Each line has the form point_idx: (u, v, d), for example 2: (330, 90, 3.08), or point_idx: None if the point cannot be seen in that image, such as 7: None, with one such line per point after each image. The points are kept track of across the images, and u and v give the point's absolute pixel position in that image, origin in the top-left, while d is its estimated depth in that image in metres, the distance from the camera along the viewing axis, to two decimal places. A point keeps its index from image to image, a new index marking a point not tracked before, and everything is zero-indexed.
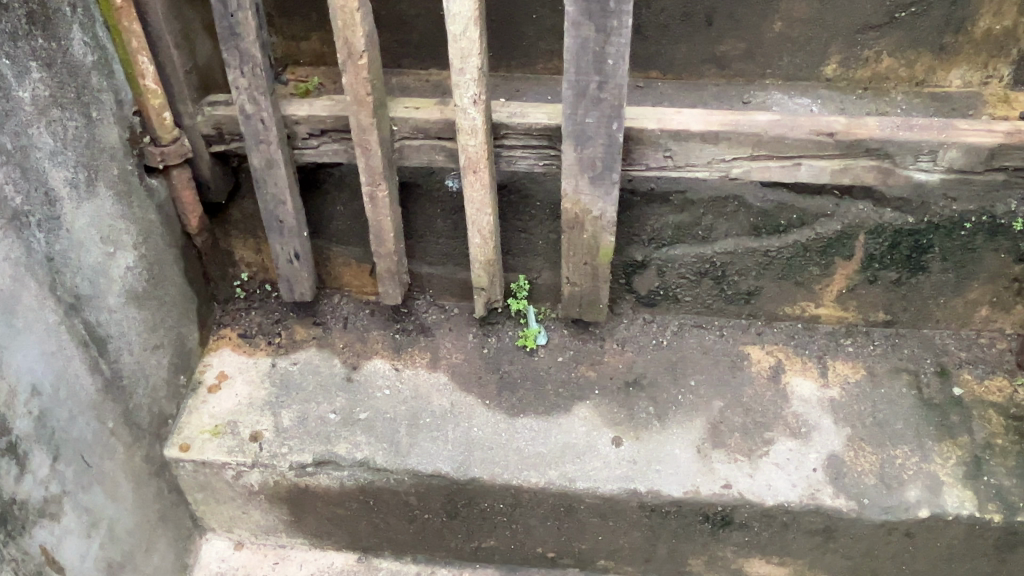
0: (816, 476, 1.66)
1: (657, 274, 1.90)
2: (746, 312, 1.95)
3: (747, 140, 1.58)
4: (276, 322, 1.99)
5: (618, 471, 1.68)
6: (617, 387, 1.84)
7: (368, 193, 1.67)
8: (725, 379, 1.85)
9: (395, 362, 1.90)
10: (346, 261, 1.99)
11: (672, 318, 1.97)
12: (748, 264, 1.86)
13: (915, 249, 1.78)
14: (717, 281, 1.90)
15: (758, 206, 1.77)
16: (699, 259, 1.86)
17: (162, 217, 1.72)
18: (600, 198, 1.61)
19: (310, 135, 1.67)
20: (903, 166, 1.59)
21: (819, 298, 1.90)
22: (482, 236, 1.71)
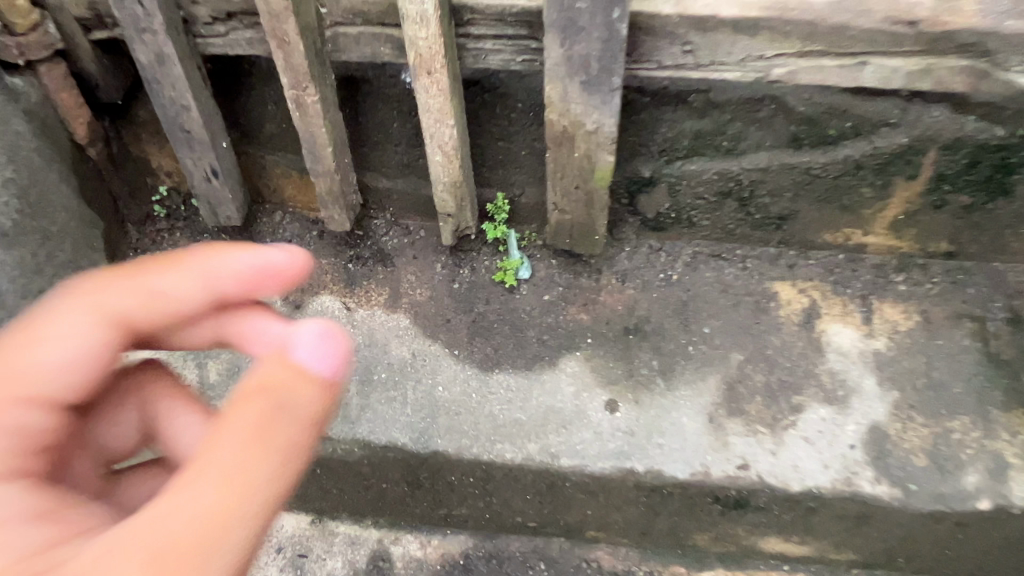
0: (853, 456, 1.36)
1: (668, 193, 1.53)
2: (775, 240, 1.59)
3: (796, 31, 1.16)
4: (205, 247, 1.64)
5: (611, 446, 1.38)
6: (614, 336, 1.51)
7: (293, 99, 1.28)
8: (747, 326, 1.51)
9: (346, 300, 1.57)
10: (286, 172, 1.61)
11: (685, 246, 1.61)
12: (782, 183, 1.48)
13: (999, 170, 1.39)
14: (743, 203, 1.53)
15: (802, 111, 1.37)
16: (721, 176, 1.48)
17: (34, 128, 1.35)
18: (596, 108, 1.22)
19: (213, 19, 1.26)
20: (1004, 68, 1.18)
21: (868, 225, 1.53)
22: (444, 153, 1.33)
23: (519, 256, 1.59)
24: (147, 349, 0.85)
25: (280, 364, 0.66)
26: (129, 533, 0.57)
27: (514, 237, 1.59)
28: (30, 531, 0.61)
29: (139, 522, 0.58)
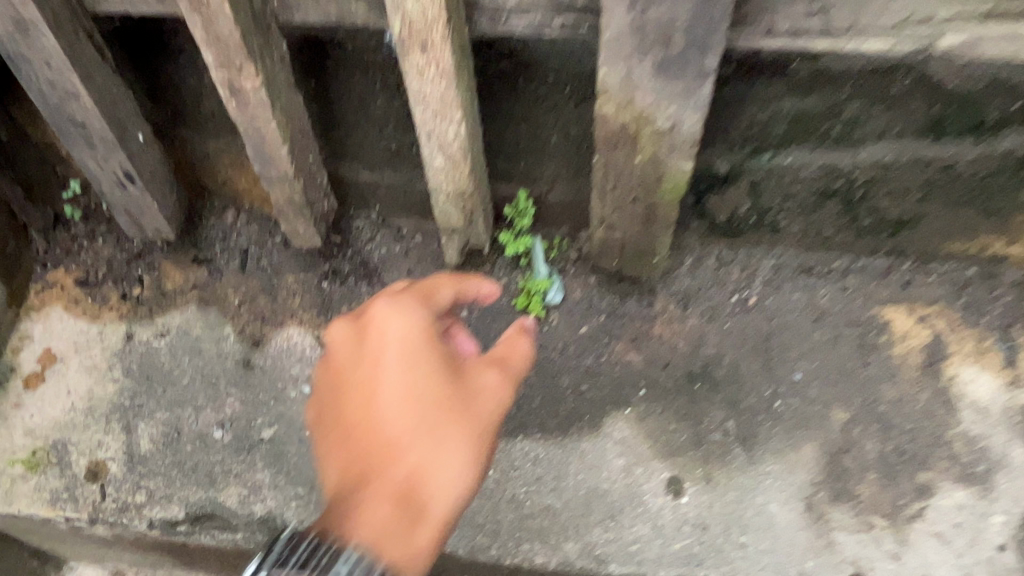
0: (1004, 561, 1.01)
1: (748, 192, 1.13)
2: (886, 248, 1.20)
3: None
4: (136, 260, 1.26)
5: (676, 547, 1.03)
6: (675, 385, 1.14)
7: (223, 82, 0.87)
8: (850, 371, 1.14)
9: (320, 334, 1.20)
10: (235, 162, 1.21)
11: (765, 256, 1.22)
12: (908, 180, 1.08)
13: None
14: (850, 206, 1.13)
15: (954, 89, 0.96)
16: (825, 171, 1.08)
17: None
18: (674, 98, 0.81)
19: None
20: None
21: (1017, 233, 1.14)
22: (447, 154, 0.93)
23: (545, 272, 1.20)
24: (389, 317, 0.82)
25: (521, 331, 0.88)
26: (467, 405, 0.81)
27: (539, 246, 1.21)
28: (394, 398, 0.80)
29: (485, 393, 0.82)
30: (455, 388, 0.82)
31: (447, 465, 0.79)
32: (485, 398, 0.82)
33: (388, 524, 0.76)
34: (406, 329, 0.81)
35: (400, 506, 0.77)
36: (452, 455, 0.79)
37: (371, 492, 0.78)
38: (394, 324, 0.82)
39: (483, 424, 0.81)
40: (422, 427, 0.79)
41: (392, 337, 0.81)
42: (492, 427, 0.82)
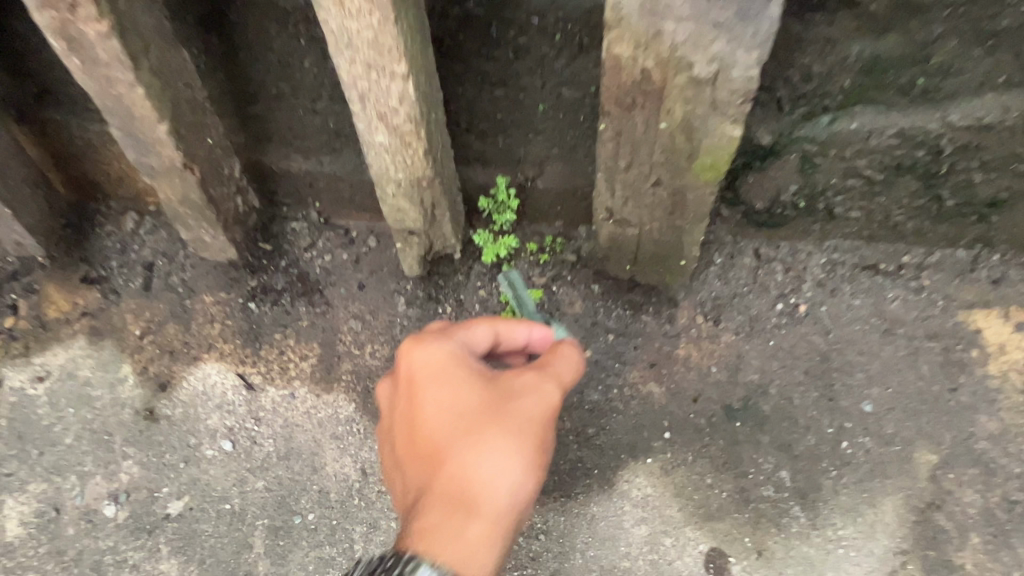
0: None
1: (798, 170, 0.87)
2: (974, 240, 0.93)
3: None
4: (9, 282, 0.97)
5: None
6: (709, 424, 0.87)
7: (56, 28, 0.60)
8: (936, 398, 0.88)
9: (244, 371, 0.92)
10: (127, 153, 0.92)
11: (814, 252, 0.95)
12: (1012, 149, 0.82)
13: None
14: (931, 184, 0.87)
15: None
16: (902, 138, 0.82)
17: None
18: (719, 27, 0.54)
19: None
20: None
21: None
22: (390, 127, 0.67)
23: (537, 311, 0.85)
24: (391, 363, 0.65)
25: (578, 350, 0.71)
26: (536, 373, 0.64)
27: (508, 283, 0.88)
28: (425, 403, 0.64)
29: (546, 404, 0.63)
30: (514, 397, 0.62)
31: (530, 468, 0.61)
32: (563, 361, 0.66)
33: (468, 536, 0.58)
34: (456, 349, 0.66)
35: (474, 514, 0.59)
36: (528, 449, 0.61)
37: (437, 518, 0.59)
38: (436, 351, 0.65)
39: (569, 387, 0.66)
40: (493, 422, 0.61)
41: (431, 367, 0.65)
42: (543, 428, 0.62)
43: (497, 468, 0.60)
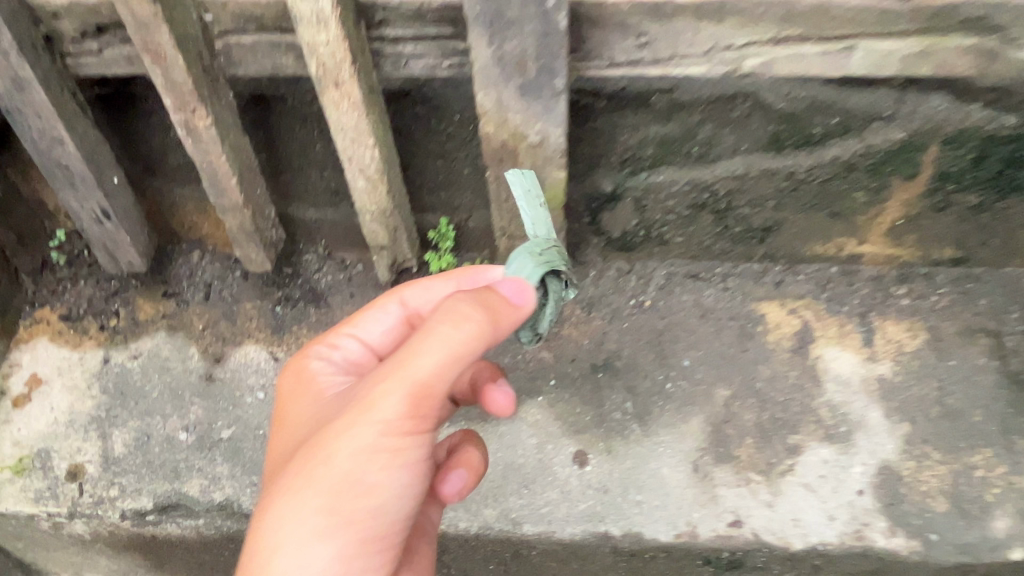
0: (862, 503, 1.17)
1: (634, 209, 1.34)
2: (759, 255, 1.40)
3: (771, 14, 0.97)
4: (113, 296, 1.43)
5: (582, 507, 1.19)
6: (581, 375, 1.31)
7: (182, 123, 1.08)
8: (732, 356, 1.32)
9: (273, 349, 1.37)
10: (199, 206, 1.39)
11: (658, 266, 1.42)
12: (763, 191, 1.29)
13: (1010, 163, 1.20)
14: (720, 216, 1.34)
15: (781, 109, 1.18)
16: (693, 186, 1.30)
17: None
18: (538, 116, 1.03)
19: (81, 34, 1.06)
20: (1017, 45, 0.99)
21: (862, 233, 1.35)
22: (366, 178, 1.15)
23: (537, 264, 0.83)
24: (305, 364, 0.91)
25: (494, 290, 0.78)
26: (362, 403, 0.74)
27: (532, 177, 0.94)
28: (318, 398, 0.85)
29: (358, 440, 0.73)
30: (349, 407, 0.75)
31: (327, 507, 0.73)
32: (411, 366, 0.72)
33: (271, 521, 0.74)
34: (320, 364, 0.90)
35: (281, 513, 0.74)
36: (321, 490, 0.73)
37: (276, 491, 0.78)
38: (322, 345, 0.91)
39: (424, 382, 0.72)
40: (305, 454, 0.75)
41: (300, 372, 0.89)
42: (369, 434, 0.73)
43: (289, 512, 0.73)
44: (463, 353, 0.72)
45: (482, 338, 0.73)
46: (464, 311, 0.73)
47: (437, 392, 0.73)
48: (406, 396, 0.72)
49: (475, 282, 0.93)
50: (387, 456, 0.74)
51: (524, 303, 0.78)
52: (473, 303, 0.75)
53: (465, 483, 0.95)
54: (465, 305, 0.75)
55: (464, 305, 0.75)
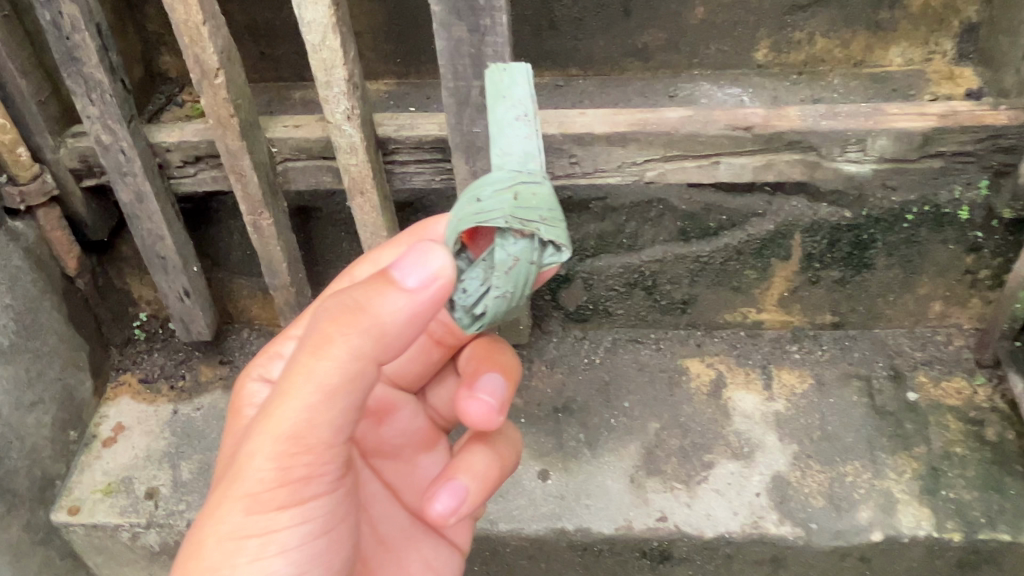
0: (759, 502, 1.52)
1: (584, 288, 1.76)
2: (684, 323, 1.81)
3: (659, 140, 1.44)
4: (182, 364, 1.84)
5: (544, 509, 1.54)
6: (545, 414, 1.69)
7: (252, 222, 1.52)
8: (662, 398, 1.71)
9: None
10: (251, 293, 1.83)
11: (606, 334, 1.83)
12: (679, 271, 1.71)
13: (856, 245, 1.62)
14: (649, 292, 1.75)
15: (684, 209, 1.61)
16: (626, 269, 1.71)
17: (32, 261, 1.58)
18: None
19: (185, 162, 1.52)
20: (830, 159, 1.45)
21: (759, 303, 1.76)
22: None
23: (505, 211, 0.74)
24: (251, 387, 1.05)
25: (388, 275, 0.77)
26: (231, 466, 0.83)
27: (527, 72, 0.81)
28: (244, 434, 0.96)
29: (222, 517, 0.82)
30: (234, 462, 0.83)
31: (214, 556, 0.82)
32: (268, 414, 0.80)
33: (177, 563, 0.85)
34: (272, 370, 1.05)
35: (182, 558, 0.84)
36: (209, 539, 0.82)
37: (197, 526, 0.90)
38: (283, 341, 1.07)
39: (293, 432, 0.80)
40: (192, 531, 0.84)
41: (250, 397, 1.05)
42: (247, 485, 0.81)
43: None
44: (321, 385, 0.78)
45: (338, 364, 0.78)
46: (315, 344, 0.78)
47: (301, 438, 0.81)
48: (279, 445, 0.81)
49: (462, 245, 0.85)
50: (256, 523, 0.83)
51: (414, 279, 0.76)
52: (335, 328, 0.77)
53: (456, 501, 1.06)
54: (325, 327, 0.78)
55: (315, 342, 0.78)
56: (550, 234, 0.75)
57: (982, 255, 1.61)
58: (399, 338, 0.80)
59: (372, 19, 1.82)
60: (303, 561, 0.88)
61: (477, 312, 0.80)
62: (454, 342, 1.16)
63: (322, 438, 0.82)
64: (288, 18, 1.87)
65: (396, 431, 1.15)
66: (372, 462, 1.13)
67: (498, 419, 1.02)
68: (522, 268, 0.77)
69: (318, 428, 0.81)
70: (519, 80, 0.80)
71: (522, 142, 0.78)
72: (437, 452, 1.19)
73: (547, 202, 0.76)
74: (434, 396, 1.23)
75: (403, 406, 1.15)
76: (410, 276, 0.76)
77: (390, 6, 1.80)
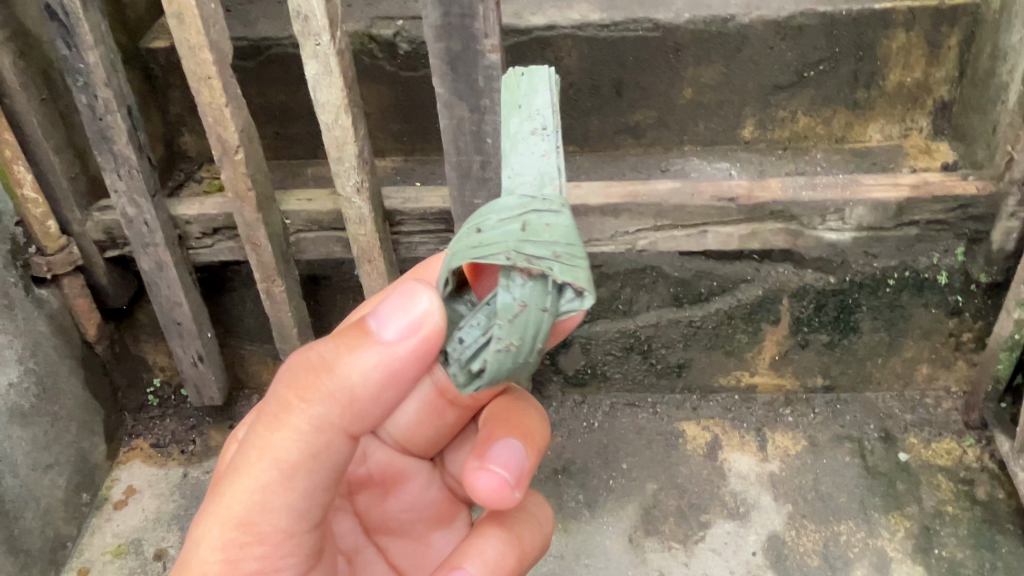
0: (756, 561, 1.55)
1: (582, 352, 1.82)
2: (679, 386, 1.87)
3: (649, 210, 1.53)
4: (193, 428, 1.90)
5: (544, 569, 1.57)
6: (545, 476, 1.74)
7: (265, 290, 1.60)
8: (659, 460, 1.75)
9: None
10: (262, 359, 1.90)
11: (604, 397, 1.89)
12: (673, 336, 1.77)
13: (842, 309, 1.69)
14: (645, 356, 1.81)
15: (676, 276, 1.68)
16: (623, 333, 1.78)
17: (55, 328, 1.65)
18: None
19: (203, 234, 1.62)
20: (812, 227, 1.54)
21: (752, 366, 1.82)
22: None
23: (511, 242, 0.69)
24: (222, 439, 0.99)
25: (361, 339, 0.73)
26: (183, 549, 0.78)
27: (547, 78, 0.79)
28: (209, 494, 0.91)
29: None
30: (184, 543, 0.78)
31: None
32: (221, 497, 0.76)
33: None
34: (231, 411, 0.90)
35: None
36: None
37: None
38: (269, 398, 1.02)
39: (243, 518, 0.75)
40: None
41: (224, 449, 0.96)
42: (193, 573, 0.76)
43: None
44: (283, 462, 0.73)
45: (305, 440, 0.73)
46: (277, 418, 0.73)
47: (256, 524, 0.75)
48: (227, 532, 0.75)
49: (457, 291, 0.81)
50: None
51: (398, 338, 0.71)
52: (303, 401, 0.72)
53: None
54: (292, 399, 0.73)
55: (280, 412, 0.73)
56: (562, 274, 0.69)
57: (964, 318, 1.68)
58: (374, 403, 0.75)
59: (380, 100, 1.94)
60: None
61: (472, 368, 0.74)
62: (468, 401, 0.99)
63: (278, 525, 0.77)
64: (302, 100, 1.99)
65: (403, 505, 1.02)
66: (376, 540, 1.01)
67: (512, 496, 0.83)
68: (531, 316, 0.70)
69: (278, 516, 0.76)
70: (539, 87, 0.78)
71: (539, 161, 0.75)
72: (453, 528, 1.06)
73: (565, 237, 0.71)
74: (450, 462, 1.06)
75: (414, 474, 1.03)
76: (391, 324, 0.71)
77: (398, 88, 1.92)
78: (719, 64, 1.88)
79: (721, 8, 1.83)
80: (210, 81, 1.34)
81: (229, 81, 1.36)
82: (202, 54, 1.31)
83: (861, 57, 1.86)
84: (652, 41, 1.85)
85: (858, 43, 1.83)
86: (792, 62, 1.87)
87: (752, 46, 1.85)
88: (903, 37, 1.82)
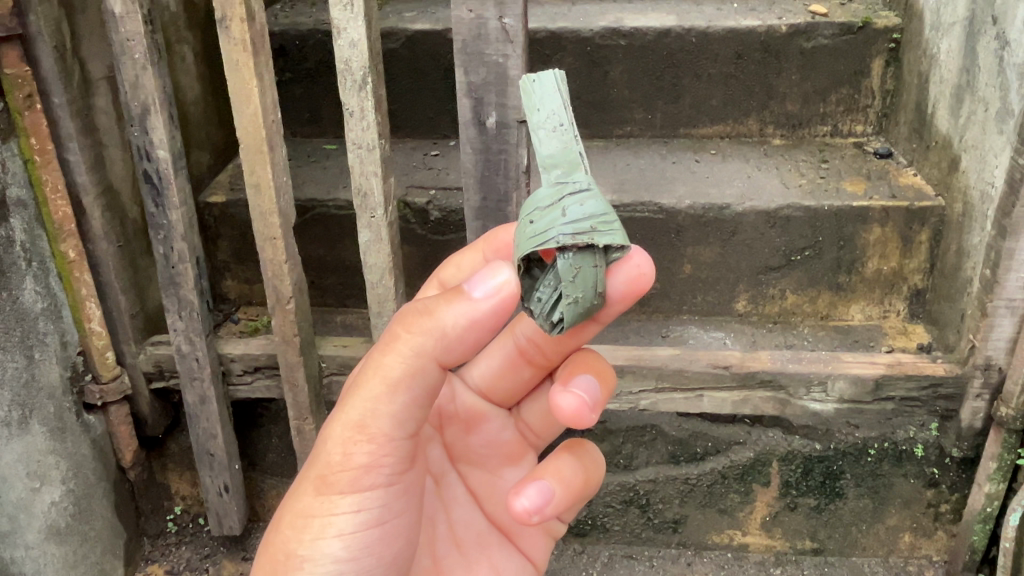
0: None
1: (583, 503, 1.93)
2: (675, 541, 1.96)
3: (650, 373, 1.70)
4: (207, 557, 1.99)
5: None
6: None
7: (297, 427, 1.73)
8: None
9: None
10: (280, 493, 2.00)
11: (603, 548, 1.98)
12: (670, 491, 1.89)
13: (827, 474, 1.82)
14: (643, 510, 1.92)
15: (674, 435, 1.82)
16: (623, 486, 1.89)
17: (96, 452, 1.78)
18: None
19: (245, 371, 1.77)
20: (798, 396, 1.71)
21: (744, 526, 1.92)
22: None
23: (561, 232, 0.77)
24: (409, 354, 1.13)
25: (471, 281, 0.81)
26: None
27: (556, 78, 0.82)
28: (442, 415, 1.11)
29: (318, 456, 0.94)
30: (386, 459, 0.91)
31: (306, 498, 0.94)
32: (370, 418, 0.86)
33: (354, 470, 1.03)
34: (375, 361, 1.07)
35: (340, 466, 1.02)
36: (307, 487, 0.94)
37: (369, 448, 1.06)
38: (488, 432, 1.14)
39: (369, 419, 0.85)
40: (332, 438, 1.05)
41: None
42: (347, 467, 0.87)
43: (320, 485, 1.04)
44: (386, 375, 0.82)
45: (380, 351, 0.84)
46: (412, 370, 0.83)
47: (364, 430, 0.85)
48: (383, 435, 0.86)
49: (496, 247, 1.04)
50: (322, 502, 0.88)
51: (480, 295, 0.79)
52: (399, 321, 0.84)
53: (544, 496, 0.96)
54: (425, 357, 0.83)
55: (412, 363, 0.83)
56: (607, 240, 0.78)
57: (941, 490, 1.80)
58: (461, 344, 0.81)
59: (410, 258, 2.15)
60: (358, 549, 0.91)
61: (556, 318, 0.81)
62: (546, 361, 1.07)
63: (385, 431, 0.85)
64: (339, 254, 2.21)
65: (485, 441, 1.12)
66: (457, 467, 1.11)
67: (591, 417, 0.91)
68: (582, 223, 0.78)
69: (381, 419, 0.85)
70: (549, 87, 0.81)
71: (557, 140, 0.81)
72: (521, 466, 1.15)
73: (557, 154, 0.80)
74: (528, 411, 1.14)
75: (493, 417, 1.13)
76: (479, 288, 0.80)
77: (427, 249, 2.14)
78: (715, 245, 2.11)
79: (718, 198, 2.08)
80: (274, 240, 1.54)
81: (290, 241, 1.57)
82: (272, 219, 1.52)
83: (842, 246, 2.08)
84: (657, 222, 2.09)
85: (839, 234, 2.07)
86: (781, 246, 2.09)
87: (745, 231, 2.08)
88: (878, 231, 2.05)
